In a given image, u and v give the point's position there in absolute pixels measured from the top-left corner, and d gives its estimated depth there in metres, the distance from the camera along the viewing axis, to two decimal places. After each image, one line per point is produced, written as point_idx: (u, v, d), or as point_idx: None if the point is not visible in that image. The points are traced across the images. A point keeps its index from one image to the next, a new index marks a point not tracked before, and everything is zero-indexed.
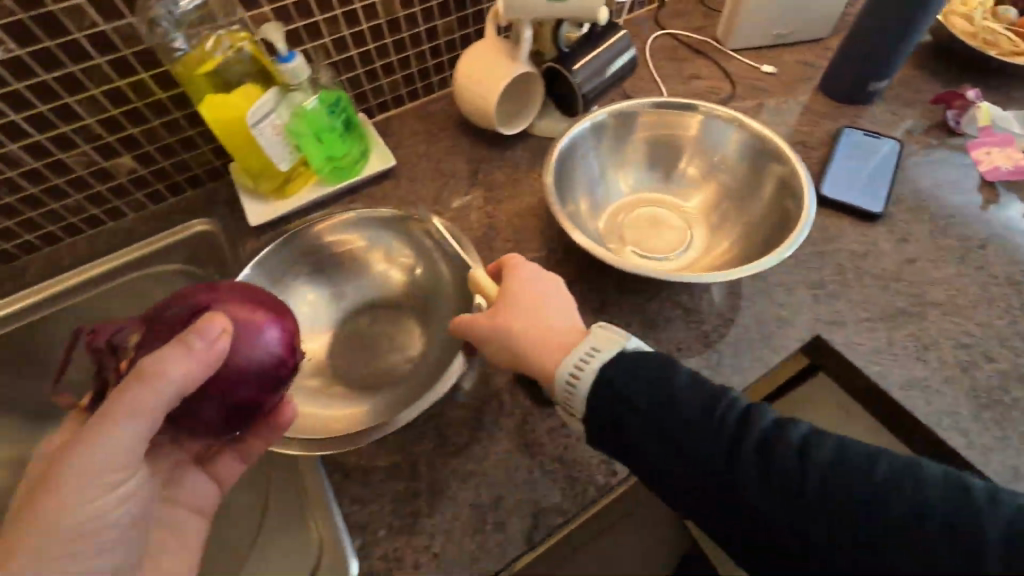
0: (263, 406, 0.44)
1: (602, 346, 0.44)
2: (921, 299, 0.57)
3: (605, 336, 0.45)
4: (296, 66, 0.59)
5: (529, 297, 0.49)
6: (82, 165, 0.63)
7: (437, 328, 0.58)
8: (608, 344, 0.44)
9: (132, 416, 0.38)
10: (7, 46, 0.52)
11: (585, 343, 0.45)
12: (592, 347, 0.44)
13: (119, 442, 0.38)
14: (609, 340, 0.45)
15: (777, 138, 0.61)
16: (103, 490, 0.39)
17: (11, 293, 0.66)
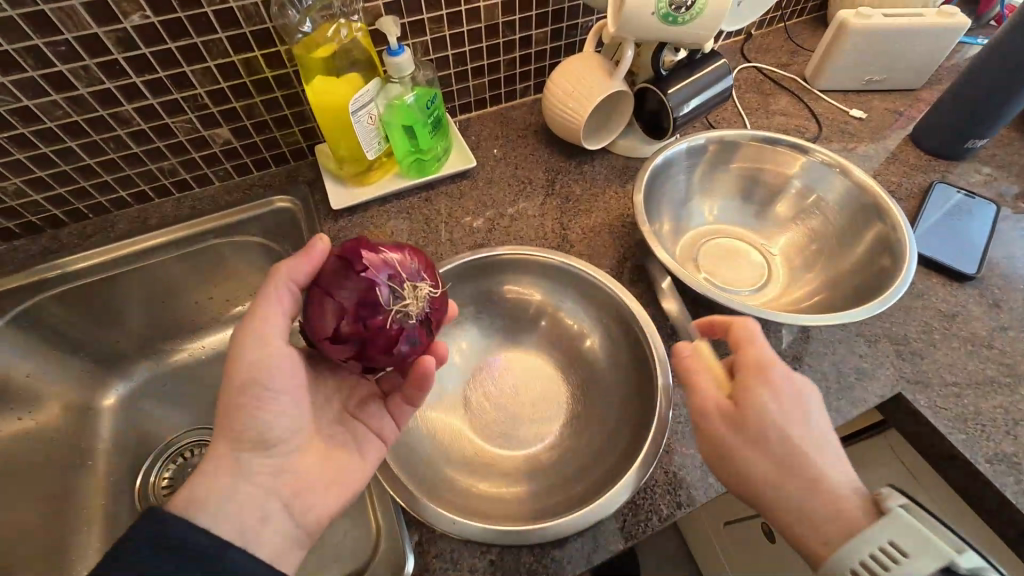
0: (370, 325, 0.42)
1: (906, 543, 0.35)
2: (1012, 371, 0.55)
3: (906, 529, 0.35)
4: (403, 60, 0.61)
5: (799, 398, 0.42)
6: (184, 132, 0.66)
7: (589, 387, 0.59)
8: (913, 541, 0.34)
9: (269, 298, 0.43)
10: (144, 12, 0.54)
11: (878, 533, 0.36)
12: (893, 540, 0.35)
13: (265, 317, 0.43)
14: (913, 535, 0.35)
15: (881, 189, 0.60)
16: (260, 350, 0.42)
17: (95, 245, 0.68)
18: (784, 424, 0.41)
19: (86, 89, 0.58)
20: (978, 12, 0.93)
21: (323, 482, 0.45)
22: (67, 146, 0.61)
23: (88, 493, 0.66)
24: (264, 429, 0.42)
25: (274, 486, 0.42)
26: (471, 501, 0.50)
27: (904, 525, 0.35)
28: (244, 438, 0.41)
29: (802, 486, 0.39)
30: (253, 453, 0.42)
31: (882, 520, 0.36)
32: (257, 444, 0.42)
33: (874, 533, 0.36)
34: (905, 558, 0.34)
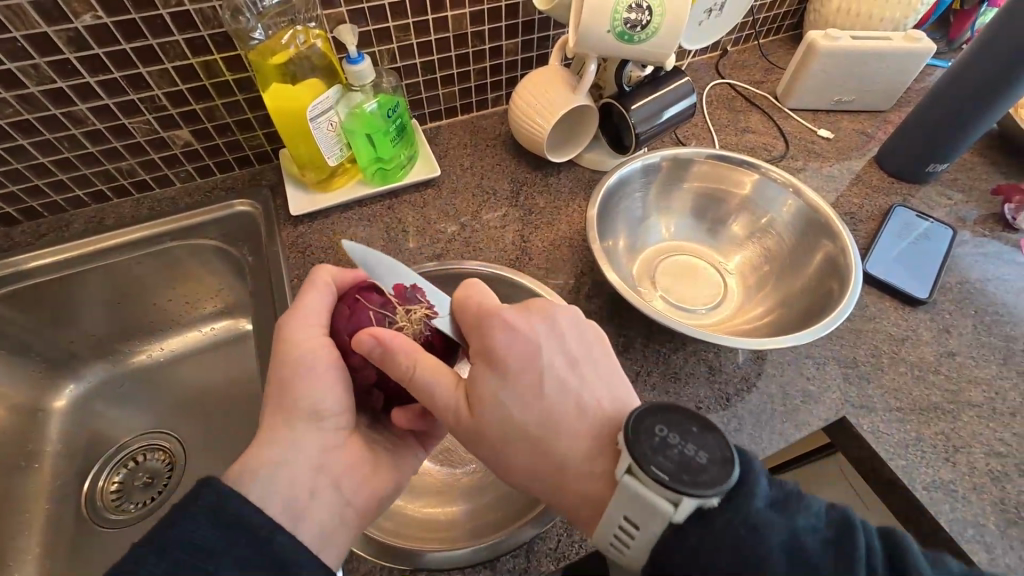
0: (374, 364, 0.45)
1: (639, 518, 0.34)
2: (956, 397, 0.55)
3: (631, 500, 0.33)
4: (363, 68, 0.60)
5: (527, 379, 0.39)
6: (142, 132, 0.65)
7: None
8: (646, 516, 0.33)
9: (318, 293, 0.47)
10: (96, 13, 0.54)
11: (615, 511, 0.34)
12: (628, 516, 0.34)
13: (311, 306, 0.46)
14: (640, 505, 0.33)
15: (831, 212, 0.61)
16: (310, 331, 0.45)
17: (49, 244, 0.67)
18: (525, 419, 0.39)
19: (37, 88, 0.57)
20: (950, 36, 0.94)
21: (363, 464, 0.45)
22: (19, 144, 0.60)
23: (32, 497, 0.65)
24: (316, 400, 0.43)
25: (323, 461, 0.43)
26: (409, 521, 0.49)
27: (634, 499, 0.33)
28: (295, 408, 0.42)
29: (557, 476, 0.39)
30: (307, 424, 0.43)
31: (616, 497, 0.34)
32: (309, 414, 0.43)
33: (611, 512, 0.35)
34: (639, 532, 0.34)
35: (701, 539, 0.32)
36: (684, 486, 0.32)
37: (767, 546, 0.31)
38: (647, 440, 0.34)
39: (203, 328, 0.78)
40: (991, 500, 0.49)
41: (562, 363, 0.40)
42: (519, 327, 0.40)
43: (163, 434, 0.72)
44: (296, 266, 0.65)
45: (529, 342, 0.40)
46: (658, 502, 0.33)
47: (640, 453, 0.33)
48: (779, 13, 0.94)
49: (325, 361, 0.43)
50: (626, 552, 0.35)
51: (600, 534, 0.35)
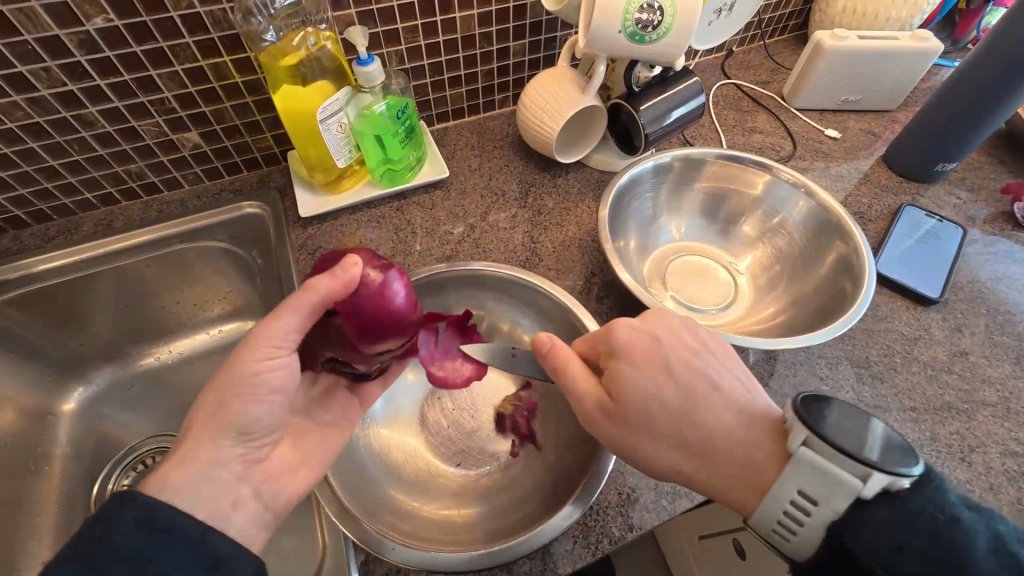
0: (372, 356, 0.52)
1: (817, 493, 0.34)
2: (970, 397, 0.55)
3: (813, 472, 0.34)
4: (372, 70, 0.60)
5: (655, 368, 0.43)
6: (151, 135, 0.65)
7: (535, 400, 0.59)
8: (826, 490, 0.34)
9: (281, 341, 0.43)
10: (107, 16, 0.54)
11: (789, 483, 0.35)
12: (803, 489, 0.35)
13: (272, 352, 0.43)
14: (822, 479, 0.34)
15: (845, 212, 0.61)
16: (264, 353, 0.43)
17: (58, 247, 0.67)
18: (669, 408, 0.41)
19: (48, 91, 0.57)
20: (955, 36, 0.94)
21: (290, 467, 0.46)
22: (29, 147, 0.60)
23: (42, 500, 0.65)
24: (247, 422, 0.43)
25: (244, 471, 0.43)
26: (423, 524, 0.49)
27: (807, 469, 0.35)
28: (228, 425, 0.42)
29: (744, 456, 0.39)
30: (233, 440, 0.42)
31: (788, 470, 0.35)
32: (239, 433, 0.42)
33: (784, 486, 0.36)
34: (817, 508, 0.34)
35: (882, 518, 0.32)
36: (871, 460, 0.32)
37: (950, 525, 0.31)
38: (811, 412, 0.36)
39: (211, 331, 0.77)
40: (1008, 500, 0.49)
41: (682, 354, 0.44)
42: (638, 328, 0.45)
43: (170, 437, 0.72)
44: (306, 268, 0.65)
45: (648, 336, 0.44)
46: (838, 473, 0.33)
47: (811, 422, 0.35)
48: (785, 13, 0.94)
49: (269, 387, 0.43)
50: (795, 536, 0.35)
51: (765, 515, 0.37)
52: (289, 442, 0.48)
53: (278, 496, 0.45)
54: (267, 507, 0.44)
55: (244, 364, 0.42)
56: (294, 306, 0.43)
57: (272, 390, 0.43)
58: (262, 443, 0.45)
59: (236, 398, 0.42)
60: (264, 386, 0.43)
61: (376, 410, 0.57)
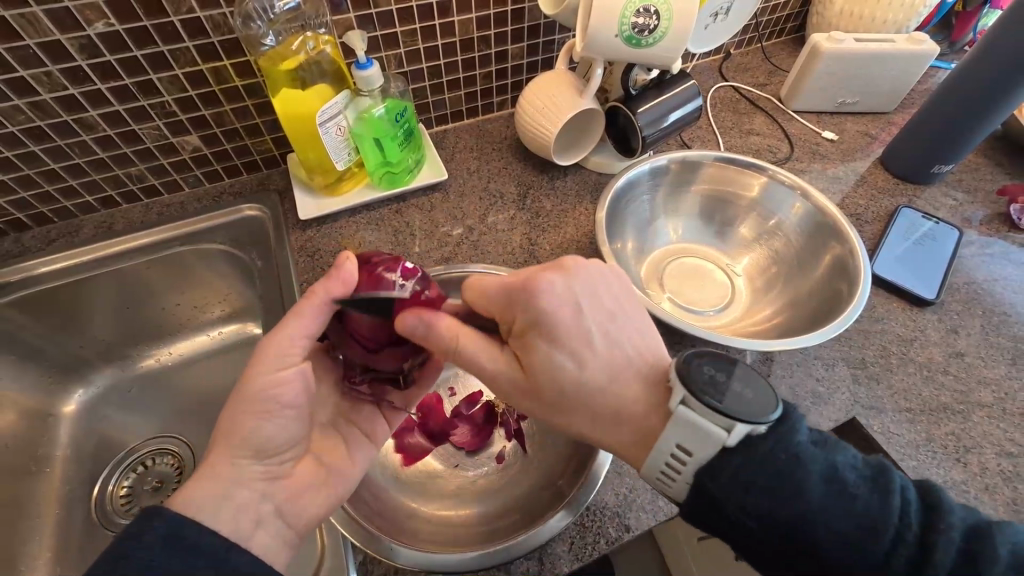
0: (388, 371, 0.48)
1: (692, 445, 0.38)
2: (966, 398, 0.56)
3: (686, 428, 0.38)
4: (371, 74, 0.61)
5: (577, 341, 0.42)
6: (152, 138, 0.66)
7: None
8: (699, 443, 0.37)
9: (282, 350, 0.44)
10: (108, 20, 0.54)
11: (669, 439, 0.38)
12: (680, 444, 0.38)
13: (281, 357, 0.44)
14: (694, 433, 0.37)
15: (841, 215, 0.61)
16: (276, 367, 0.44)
17: (59, 250, 0.67)
18: (580, 377, 0.41)
19: (50, 95, 0.57)
20: (953, 38, 0.94)
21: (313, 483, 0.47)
22: (31, 151, 0.61)
23: (43, 502, 0.65)
24: (265, 439, 0.44)
25: (266, 489, 0.44)
26: (421, 524, 0.49)
27: (687, 426, 0.37)
28: (243, 444, 0.43)
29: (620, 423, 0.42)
30: (248, 458, 0.43)
31: (669, 426, 0.38)
32: (255, 451, 0.43)
33: (665, 441, 0.39)
34: (692, 457, 0.38)
35: (745, 463, 0.35)
36: (735, 412, 0.36)
37: (808, 475, 0.35)
38: (697, 376, 0.38)
39: (211, 333, 0.78)
40: (1003, 500, 0.49)
41: (605, 320, 0.43)
42: (560, 289, 0.42)
43: (169, 438, 0.72)
44: (305, 269, 0.66)
45: (571, 303, 0.42)
46: (709, 428, 0.36)
47: (693, 385, 0.38)
48: (782, 16, 0.94)
49: (283, 403, 0.44)
50: (675, 482, 0.39)
51: (652, 464, 0.40)
52: (309, 458, 0.48)
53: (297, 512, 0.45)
54: (287, 521, 0.44)
55: (250, 394, 0.43)
56: (298, 312, 0.44)
57: (284, 405, 0.44)
58: (281, 459, 0.46)
59: (249, 421, 0.43)
60: (275, 402, 0.44)
61: None
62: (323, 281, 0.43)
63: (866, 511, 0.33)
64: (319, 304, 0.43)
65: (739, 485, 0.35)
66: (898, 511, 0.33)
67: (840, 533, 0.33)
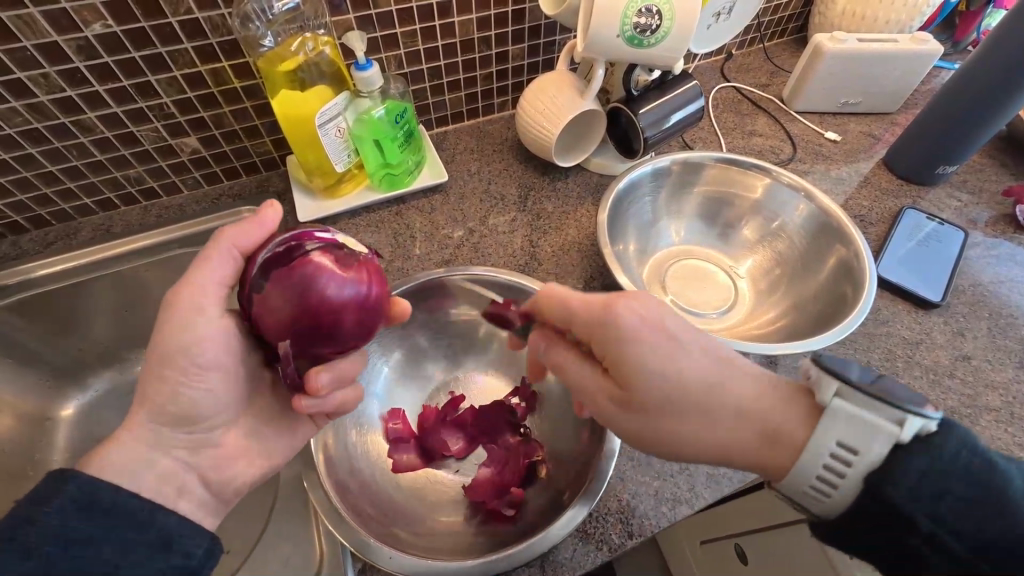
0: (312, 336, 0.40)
1: (856, 441, 0.33)
2: (973, 402, 0.55)
3: (845, 420, 0.33)
4: (371, 75, 0.60)
5: (672, 350, 0.39)
6: (150, 140, 0.65)
7: (546, 414, 0.58)
8: (866, 438, 0.32)
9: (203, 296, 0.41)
10: (106, 21, 0.54)
11: (827, 436, 0.34)
12: (840, 441, 0.33)
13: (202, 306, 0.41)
14: (857, 427, 0.33)
15: (845, 217, 0.61)
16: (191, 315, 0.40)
17: (58, 252, 0.67)
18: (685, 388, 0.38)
19: (47, 96, 0.57)
20: (956, 38, 0.94)
21: (246, 454, 0.46)
22: (28, 153, 0.60)
23: None
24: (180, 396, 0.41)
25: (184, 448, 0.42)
26: (423, 535, 0.48)
27: (848, 418, 0.33)
28: (157, 402, 0.41)
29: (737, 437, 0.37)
30: (163, 418, 0.41)
31: (825, 421, 0.34)
32: (176, 419, 0.41)
33: (821, 438, 0.34)
34: (858, 457, 0.32)
35: (930, 460, 0.31)
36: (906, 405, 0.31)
37: (1010, 486, 0.30)
38: (852, 367, 0.35)
39: None
40: None
41: (695, 328, 0.41)
42: (645, 297, 0.41)
43: None
44: None
45: (659, 309, 0.41)
46: (878, 422, 0.32)
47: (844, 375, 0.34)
48: (784, 16, 0.94)
49: (196, 361, 0.40)
50: (834, 493, 0.33)
51: (800, 471, 0.35)
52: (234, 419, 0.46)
53: (220, 472, 0.44)
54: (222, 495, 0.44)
55: (161, 344, 0.40)
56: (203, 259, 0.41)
57: (203, 367, 0.41)
58: (210, 427, 0.44)
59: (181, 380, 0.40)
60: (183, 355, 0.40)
61: (377, 418, 0.57)
62: (236, 225, 0.42)
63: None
64: (228, 246, 0.41)
65: (924, 487, 0.30)
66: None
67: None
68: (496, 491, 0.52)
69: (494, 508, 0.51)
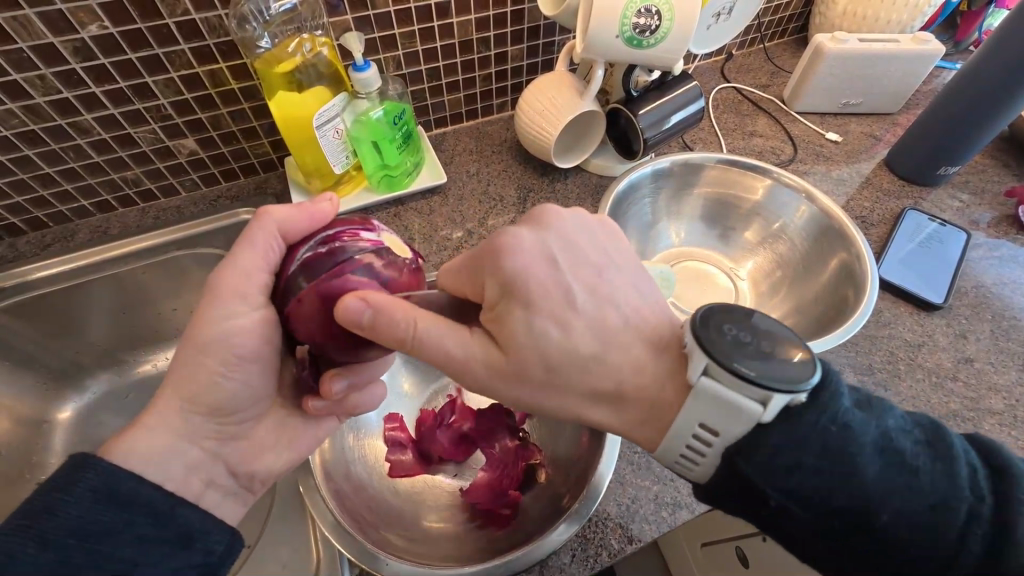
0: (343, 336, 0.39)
1: (718, 424, 0.34)
2: (976, 405, 0.54)
3: (709, 405, 0.33)
4: (369, 76, 0.60)
5: (557, 303, 0.37)
6: (148, 141, 0.65)
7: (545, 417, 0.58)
8: (726, 421, 0.33)
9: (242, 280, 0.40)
10: (102, 23, 0.53)
11: (690, 417, 0.35)
12: (705, 422, 0.34)
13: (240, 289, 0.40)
14: (721, 409, 0.33)
15: (846, 218, 0.60)
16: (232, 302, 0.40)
17: (56, 254, 0.66)
18: (566, 341, 0.37)
19: (43, 98, 0.57)
20: (958, 38, 0.93)
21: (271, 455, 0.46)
22: (24, 155, 0.60)
23: None
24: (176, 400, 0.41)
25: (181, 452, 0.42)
26: (421, 541, 0.48)
27: (710, 401, 0.33)
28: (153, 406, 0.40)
29: (615, 388, 0.37)
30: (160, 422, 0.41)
31: (691, 402, 0.34)
32: (200, 413, 0.42)
33: (686, 418, 0.35)
34: (718, 437, 0.34)
35: (785, 435, 0.32)
36: (771, 385, 0.31)
37: (860, 447, 0.31)
38: (719, 338, 0.34)
39: None
40: None
41: (584, 272, 0.39)
42: (529, 241, 0.38)
43: None
44: None
45: (544, 254, 0.38)
46: (740, 404, 0.32)
47: (715, 351, 0.33)
48: (784, 16, 0.94)
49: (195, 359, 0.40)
50: (697, 465, 0.36)
51: (670, 445, 0.36)
52: None
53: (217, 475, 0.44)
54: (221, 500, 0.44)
55: (200, 331, 0.40)
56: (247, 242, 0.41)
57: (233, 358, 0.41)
58: (243, 418, 0.44)
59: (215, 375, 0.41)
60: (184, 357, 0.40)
61: (375, 422, 0.57)
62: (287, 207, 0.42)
63: (931, 484, 0.30)
64: (275, 227, 0.41)
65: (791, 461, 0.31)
66: (968, 486, 0.30)
67: (905, 513, 0.30)
68: (492, 496, 0.51)
69: (492, 510, 0.51)
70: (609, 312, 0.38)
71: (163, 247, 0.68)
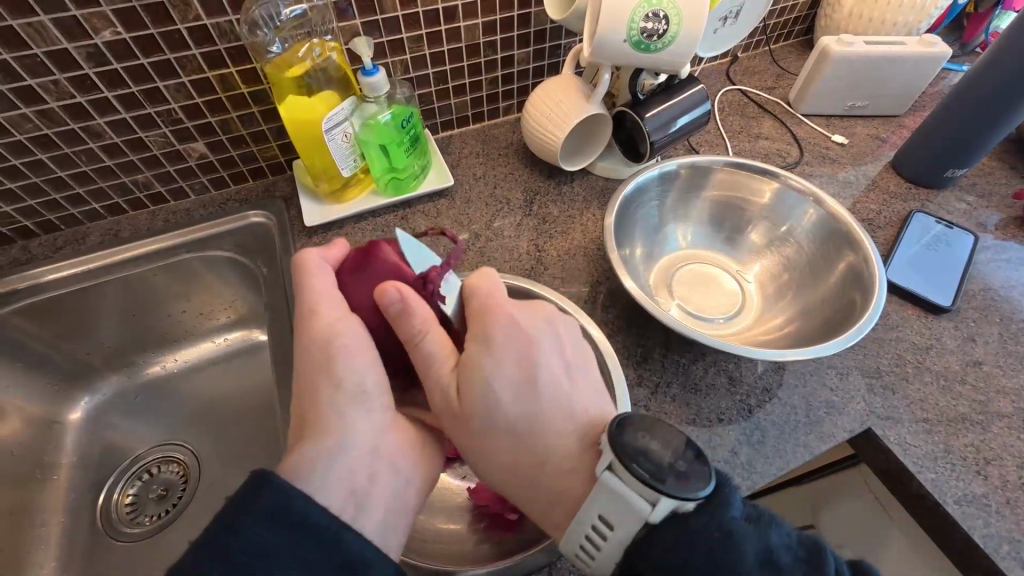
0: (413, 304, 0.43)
1: (614, 518, 0.36)
2: (985, 408, 0.54)
3: (610, 498, 0.36)
4: (378, 80, 0.60)
5: (527, 375, 0.41)
6: (158, 145, 0.65)
7: None
8: (619, 516, 0.36)
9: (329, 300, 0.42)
10: (115, 28, 0.54)
11: (590, 510, 0.37)
12: (603, 516, 0.37)
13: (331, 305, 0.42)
14: (616, 505, 0.36)
15: (854, 223, 0.60)
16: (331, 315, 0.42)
17: (67, 257, 0.67)
18: (514, 412, 0.41)
19: (57, 103, 0.57)
20: (965, 39, 0.93)
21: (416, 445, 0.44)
22: (38, 158, 0.61)
23: (48, 509, 0.64)
24: None
25: None
26: (432, 542, 0.49)
27: (611, 495, 0.36)
28: None
29: (537, 466, 0.41)
30: None
31: (593, 494, 0.37)
32: None
33: (588, 511, 0.37)
34: (614, 530, 0.36)
35: (673, 539, 0.35)
36: (659, 487, 0.34)
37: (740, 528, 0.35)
38: (629, 443, 0.37)
39: (218, 339, 0.78)
40: None
41: (557, 369, 0.43)
42: (519, 324, 0.42)
43: (178, 446, 0.72)
44: None
45: (528, 339, 0.42)
46: (633, 499, 0.35)
47: (620, 451, 0.36)
48: (789, 18, 0.94)
49: None
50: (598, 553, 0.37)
51: (573, 535, 0.38)
52: None
53: None
54: None
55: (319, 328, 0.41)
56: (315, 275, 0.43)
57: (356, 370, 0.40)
58: None
59: (334, 360, 0.40)
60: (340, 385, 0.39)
61: None
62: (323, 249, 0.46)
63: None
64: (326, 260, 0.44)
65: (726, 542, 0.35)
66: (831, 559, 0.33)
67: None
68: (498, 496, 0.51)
69: (498, 512, 0.51)
70: (564, 400, 0.42)
71: (174, 248, 0.69)
